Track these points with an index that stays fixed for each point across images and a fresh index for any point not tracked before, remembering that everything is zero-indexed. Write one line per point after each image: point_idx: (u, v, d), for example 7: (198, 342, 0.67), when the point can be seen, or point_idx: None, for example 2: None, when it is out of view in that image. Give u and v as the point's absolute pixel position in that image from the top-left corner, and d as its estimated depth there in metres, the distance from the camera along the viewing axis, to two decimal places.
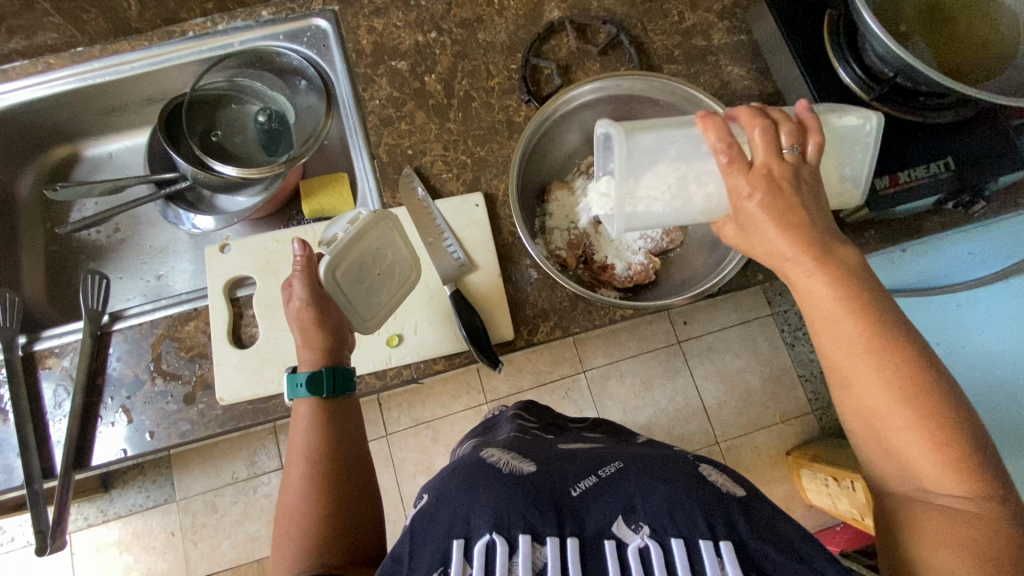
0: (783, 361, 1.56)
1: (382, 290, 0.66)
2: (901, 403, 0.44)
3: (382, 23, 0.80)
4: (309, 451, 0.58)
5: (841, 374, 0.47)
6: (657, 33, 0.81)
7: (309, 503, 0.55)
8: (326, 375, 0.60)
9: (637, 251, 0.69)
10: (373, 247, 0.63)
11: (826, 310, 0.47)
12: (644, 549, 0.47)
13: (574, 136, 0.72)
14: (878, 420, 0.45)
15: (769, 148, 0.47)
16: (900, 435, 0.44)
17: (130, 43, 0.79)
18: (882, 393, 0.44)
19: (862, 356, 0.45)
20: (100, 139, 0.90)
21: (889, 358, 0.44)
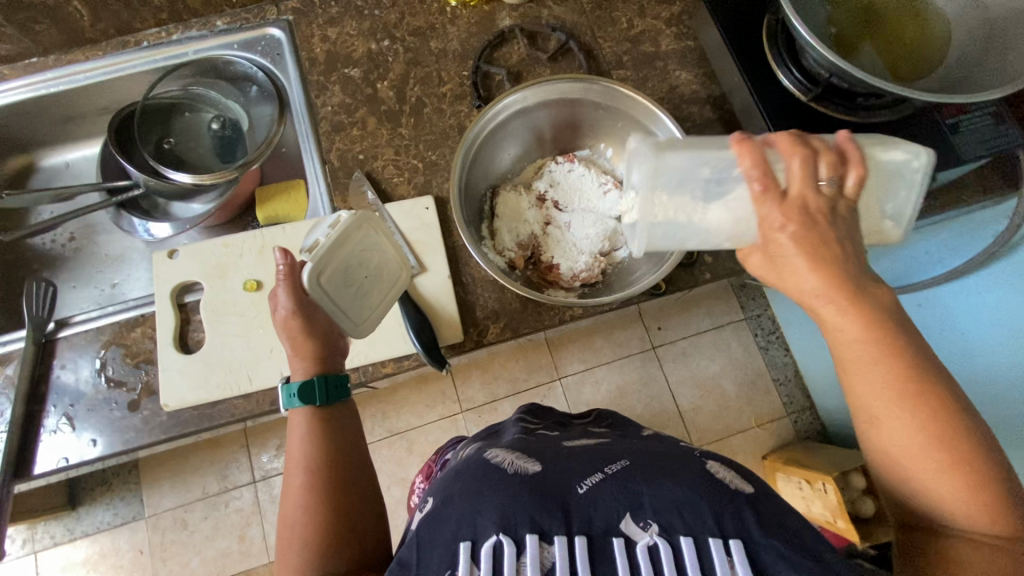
0: (757, 365, 1.56)
1: (372, 291, 0.65)
2: (933, 453, 0.44)
3: (336, 32, 0.81)
4: (307, 463, 0.56)
5: (871, 418, 0.47)
6: (606, 39, 0.82)
7: (311, 512, 0.54)
8: (318, 385, 0.59)
9: (584, 253, 0.69)
10: (360, 247, 0.62)
11: (859, 358, 0.46)
12: (654, 548, 0.45)
13: (523, 137, 0.72)
14: (913, 464, 0.45)
15: (806, 178, 0.47)
16: (929, 481, 0.45)
17: (83, 52, 0.80)
18: (914, 440, 0.45)
19: (894, 402, 0.45)
20: (56, 148, 0.90)
21: (920, 404, 0.45)
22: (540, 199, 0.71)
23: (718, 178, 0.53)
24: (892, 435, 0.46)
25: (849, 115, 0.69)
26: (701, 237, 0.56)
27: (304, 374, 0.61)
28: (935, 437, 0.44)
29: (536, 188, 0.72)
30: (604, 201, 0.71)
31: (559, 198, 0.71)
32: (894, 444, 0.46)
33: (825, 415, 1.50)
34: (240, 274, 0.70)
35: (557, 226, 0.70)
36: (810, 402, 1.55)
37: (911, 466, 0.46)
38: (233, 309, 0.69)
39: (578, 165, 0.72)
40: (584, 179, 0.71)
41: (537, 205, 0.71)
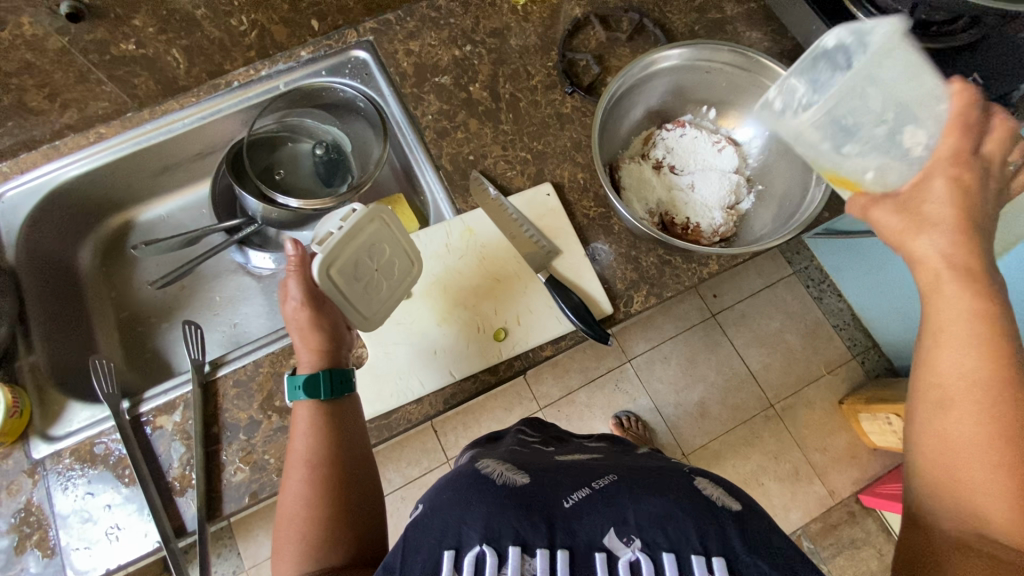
0: (815, 315, 1.61)
1: (383, 284, 0.64)
2: (999, 448, 0.41)
3: (418, 45, 0.84)
4: (307, 457, 0.56)
5: (943, 394, 0.44)
6: (674, 13, 0.86)
7: (308, 508, 0.54)
8: (323, 377, 0.58)
9: (717, 209, 0.72)
10: (370, 240, 0.61)
11: (955, 325, 0.44)
12: (635, 562, 0.46)
13: (636, 110, 0.76)
14: (964, 457, 0.42)
15: (1001, 145, 0.45)
16: (981, 479, 0.41)
17: (178, 102, 0.83)
18: (980, 431, 0.42)
19: (980, 384, 0.42)
20: (150, 203, 0.91)
21: (1008, 402, 0.41)
22: (658, 166, 0.74)
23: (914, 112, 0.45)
24: (960, 417, 0.43)
25: (932, 42, 0.74)
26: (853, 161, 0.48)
27: (311, 368, 0.60)
28: (1007, 439, 0.41)
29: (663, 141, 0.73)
30: (721, 157, 0.75)
31: (674, 162, 0.74)
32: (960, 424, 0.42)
33: (890, 351, 1.55)
34: None
35: (681, 189, 0.73)
36: (872, 341, 1.60)
37: (965, 455, 0.42)
38: (390, 318, 0.70)
39: (689, 129, 0.76)
40: (697, 140, 0.75)
41: (657, 170, 0.74)
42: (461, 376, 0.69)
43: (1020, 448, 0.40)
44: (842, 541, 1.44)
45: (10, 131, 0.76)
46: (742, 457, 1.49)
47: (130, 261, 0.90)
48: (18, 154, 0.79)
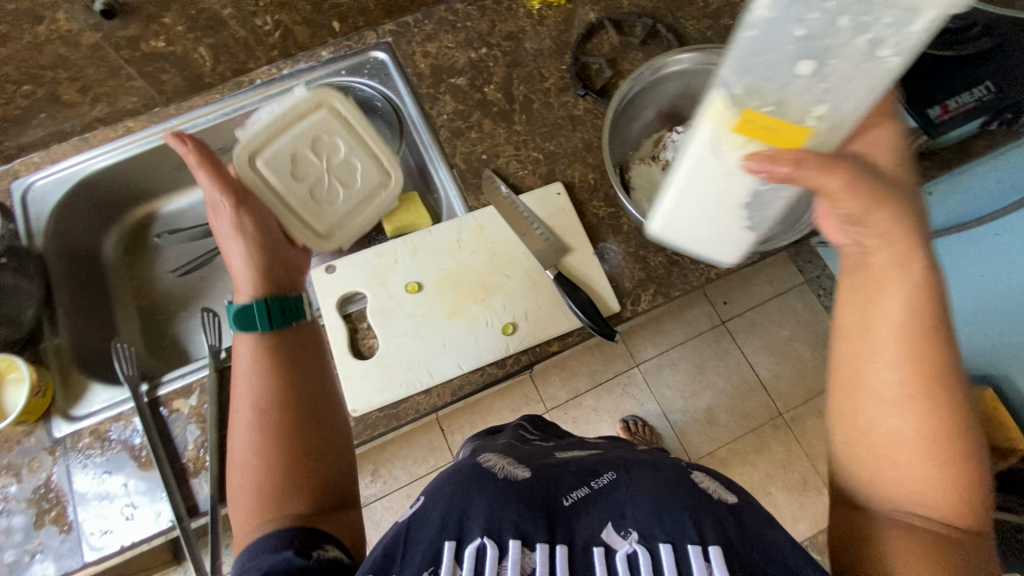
0: (826, 324, 1.60)
1: (336, 196, 0.72)
2: (917, 428, 0.42)
3: (435, 47, 0.86)
4: (252, 399, 0.52)
5: (860, 385, 0.45)
6: (688, 19, 0.87)
7: (257, 453, 0.50)
8: (258, 308, 0.55)
9: None
10: (316, 130, 0.70)
11: (879, 328, 0.44)
12: (632, 555, 0.46)
13: (648, 113, 0.77)
14: (888, 441, 0.43)
15: None
16: (902, 459, 0.43)
17: (203, 97, 0.86)
18: (899, 414, 0.43)
19: (898, 368, 0.43)
20: (172, 194, 0.94)
21: (922, 379, 0.42)
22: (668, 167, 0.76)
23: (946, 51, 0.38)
24: (878, 403, 0.44)
25: (943, 50, 0.76)
26: (797, 97, 0.38)
27: (249, 297, 0.58)
28: (920, 415, 0.42)
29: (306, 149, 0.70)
30: None
31: None
32: (893, 424, 0.43)
33: None
34: (399, 279, 0.73)
35: None
36: None
37: (886, 439, 0.43)
38: (402, 311, 0.72)
39: None
40: None
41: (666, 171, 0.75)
42: (469, 368, 0.70)
43: (929, 425, 0.42)
44: None
45: (42, 123, 0.79)
46: (750, 465, 1.48)
47: (151, 251, 0.93)
48: (50, 145, 0.83)
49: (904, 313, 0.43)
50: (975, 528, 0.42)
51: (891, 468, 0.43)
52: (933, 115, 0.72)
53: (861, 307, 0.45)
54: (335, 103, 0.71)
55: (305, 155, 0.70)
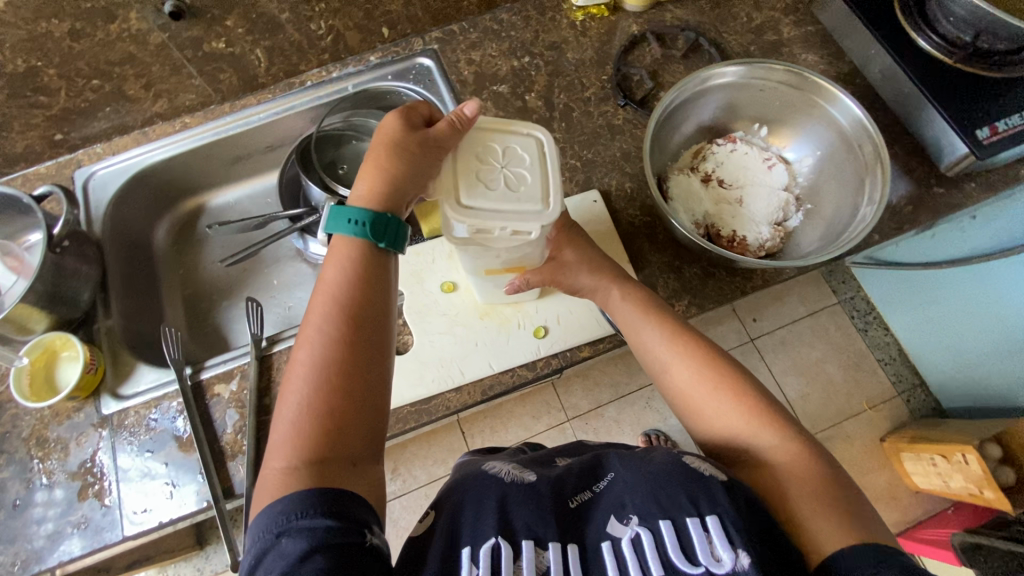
0: (859, 347, 1.56)
1: (494, 191, 0.50)
2: (705, 377, 0.61)
3: (479, 55, 0.88)
4: (335, 311, 0.51)
5: (663, 365, 0.64)
6: (730, 33, 0.88)
7: (324, 369, 0.49)
8: (388, 221, 0.53)
9: (764, 225, 0.73)
10: (511, 144, 0.52)
11: (638, 320, 0.66)
12: (637, 539, 0.49)
13: (690, 123, 0.77)
14: (699, 400, 0.61)
15: None
16: (715, 407, 0.60)
17: (257, 97, 0.89)
18: (690, 373, 0.62)
19: (668, 341, 0.64)
20: (222, 188, 0.98)
21: (684, 339, 0.64)
22: (707, 179, 0.76)
23: (476, 196, 0.50)
24: (676, 372, 0.63)
25: (994, 71, 0.73)
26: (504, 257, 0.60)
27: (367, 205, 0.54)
28: (698, 366, 0.62)
29: (485, 146, 0.52)
30: (772, 175, 0.76)
31: (724, 176, 0.75)
32: (681, 376, 0.63)
33: (938, 391, 1.49)
34: (435, 278, 0.75)
35: (729, 203, 0.74)
36: (919, 379, 1.54)
37: (695, 399, 0.62)
38: (437, 310, 0.74)
39: (741, 145, 0.77)
40: (747, 156, 0.77)
41: (705, 183, 0.75)
42: (499, 369, 0.71)
43: (705, 368, 0.62)
44: None
45: (107, 116, 0.84)
46: None
47: (197, 241, 0.97)
48: (112, 137, 0.88)
49: (651, 316, 0.65)
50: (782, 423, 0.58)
51: (706, 419, 0.61)
52: (981, 137, 0.71)
53: (624, 316, 0.66)
54: (539, 143, 0.53)
55: (489, 147, 0.52)
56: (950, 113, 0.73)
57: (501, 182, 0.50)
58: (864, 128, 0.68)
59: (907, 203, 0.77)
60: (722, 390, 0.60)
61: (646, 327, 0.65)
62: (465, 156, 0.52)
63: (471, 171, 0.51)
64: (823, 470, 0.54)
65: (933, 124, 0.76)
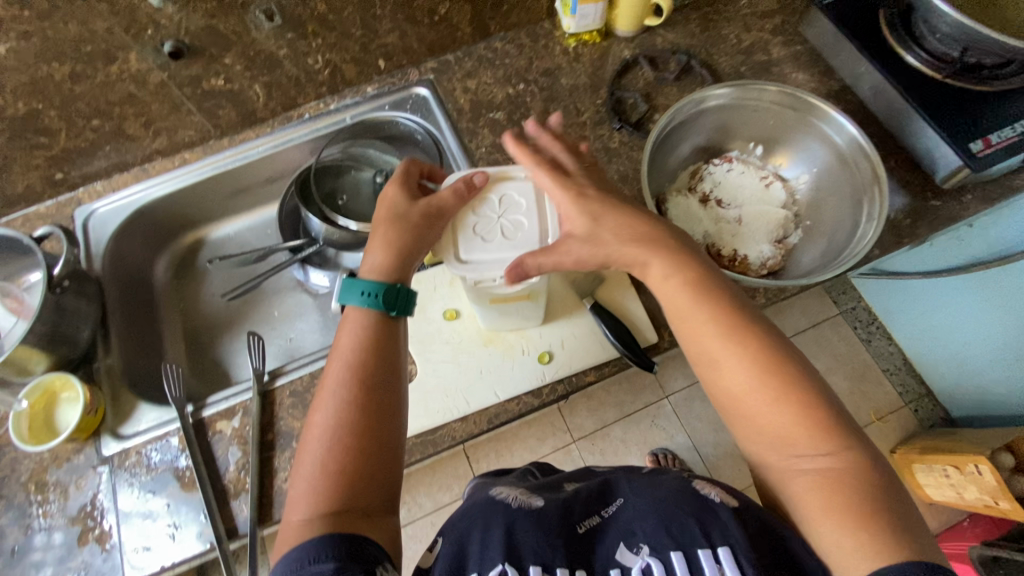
0: (863, 358, 1.55)
1: (493, 242, 0.54)
2: (765, 374, 0.50)
3: (474, 83, 0.89)
4: (351, 369, 0.53)
5: (709, 357, 0.53)
6: (721, 55, 0.89)
7: (342, 426, 0.51)
8: (396, 291, 0.55)
9: (765, 244, 0.73)
10: (508, 193, 0.57)
11: (685, 305, 0.54)
12: (647, 569, 0.48)
13: (685, 145, 0.78)
14: (752, 398, 0.50)
15: None
16: (771, 410, 0.49)
17: (255, 131, 0.90)
18: (746, 367, 0.51)
19: (717, 329, 0.52)
20: (221, 222, 0.98)
21: (738, 329, 0.52)
22: (705, 200, 0.76)
23: (473, 249, 0.55)
24: (726, 365, 0.51)
25: (982, 87, 0.74)
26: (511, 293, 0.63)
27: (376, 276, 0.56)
28: (756, 362, 0.50)
29: (483, 197, 0.56)
30: (769, 193, 0.77)
31: (722, 196, 0.76)
32: (733, 371, 0.51)
33: (946, 400, 1.47)
34: (437, 306, 0.75)
35: (728, 222, 0.74)
36: (926, 389, 1.53)
37: (746, 399, 0.50)
38: (440, 338, 0.73)
39: (736, 165, 0.78)
40: (743, 176, 0.77)
41: (703, 203, 0.76)
42: (505, 397, 0.70)
43: (764, 365, 0.50)
44: None
45: (107, 154, 0.85)
46: None
47: (197, 276, 0.97)
48: (112, 175, 0.88)
49: (701, 300, 0.53)
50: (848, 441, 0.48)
51: (757, 421, 0.50)
52: (974, 150, 0.72)
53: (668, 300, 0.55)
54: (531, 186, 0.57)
55: (487, 200, 0.56)
56: (942, 127, 0.74)
57: (498, 232, 0.55)
58: (858, 145, 0.69)
59: (906, 217, 0.77)
60: (795, 401, 0.49)
61: (710, 322, 0.53)
62: (465, 211, 0.56)
63: (469, 224, 0.55)
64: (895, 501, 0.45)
65: (926, 139, 0.77)
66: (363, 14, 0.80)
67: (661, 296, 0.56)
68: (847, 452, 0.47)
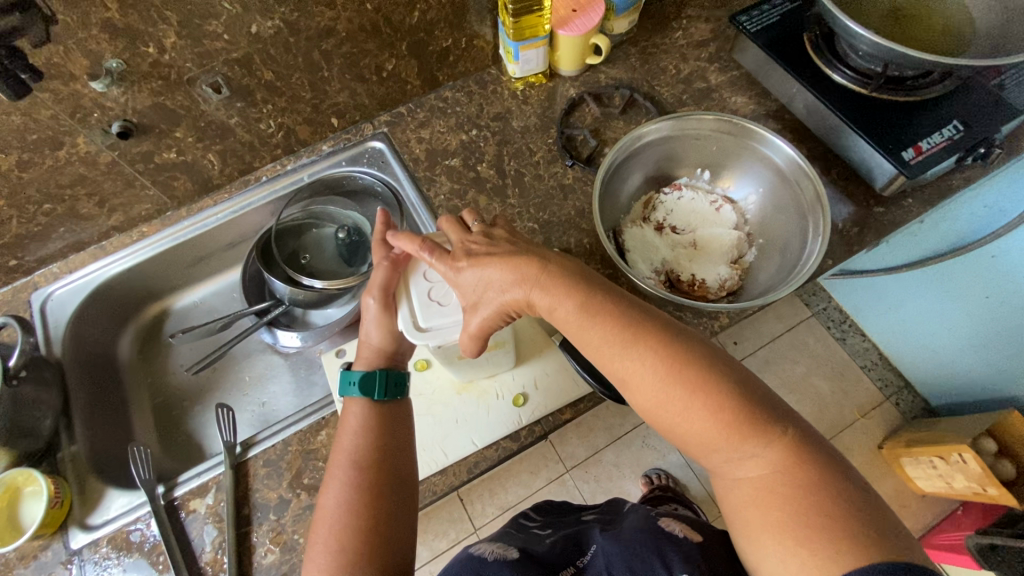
0: (840, 357, 1.58)
1: (449, 306, 0.59)
2: (671, 384, 0.52)
3: (428, 132, 0.91)
4: (354, 455, 0.57)
5: (620, 375, 0.55)
6: (662, 86, 0.93)
7: (350, 512, 0.53)
8: (379, 376, 0.60)
9: (721, 266, 0.75)
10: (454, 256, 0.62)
11: (586, 325, 0.56)
12: None
13: (635, 177, 0.80)
14: (666, 408, 0.52)
15: None
16: (687, 419, 0.51)
17: (213, 198, 0.90)
18: (653, 378, 0.52)
19: (621, 343, 0.54)
20: (185, 290, 0.97)
21: (638, 341, 0.53)
22: (660, 228, 0.78)
23: (431, 316, 0.59)
24: (636, 381, 0.53)
25: (907, 96, 0.78)
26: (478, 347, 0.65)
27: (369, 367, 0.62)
28: (661, 372, 0.52)
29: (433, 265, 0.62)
30: (720, 216, 0.79)
31: (675, 223, 0.78)
32: (643, 385, 0.53)
33: (924, 390, 1.50)
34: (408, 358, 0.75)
35: (685, 248, 0.76)
36: (904, 381, 1.56)
37: (663, 411, 0.53)
38: (413, 390, 0.73)
39: (686, 191, 0.80)
40: (694, 202, 0.79)
41: (659, 232, 0.78)
42: (483, 445, 0.69)
43: (670, 373, 0.52)
44: None
45: (62, 236, 0.84)
46: None
47: (164, 348, 0.95)
48: (68, 255, 0.87)
49: (597, 317, 0.55)
50: (770, 434, 0.49)
51: (680, 430, 0.53)
52: (908, 157, 0.75)
53: (569, 324, 0.56)
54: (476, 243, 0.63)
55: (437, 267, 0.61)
56: (876, 138, 0.77)
57: (451, 295, 0.60)
58: (798, 166, 0.73)
59: (854, 226, 0.80)
60: (716, 417, 0.50)
61: (624, 354, 0.54)
62: (419, 280, 0.61)
63: (425, 292, 0.60)
64: (827, 494, 0.46)
65: (862, 150, 0.80)
66: (312, 77, 0.81)
67: (573, 332, 0.57)
68: (769, 446, 0.49)
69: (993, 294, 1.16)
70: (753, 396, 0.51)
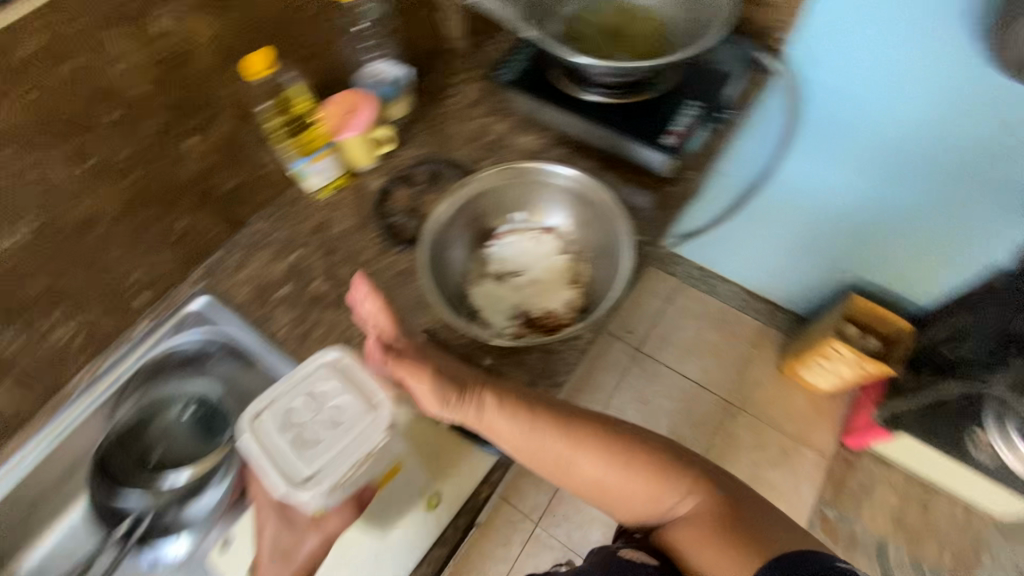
0: (718, 307, 1.73)
1: (327, 442, 0.57)
2: (605, 456, 0.64)
3: (249, 271, 0.87)
4: None
5: (562, 463, 0.64)
6: (458, 149, 0.98)
7: None
8: None
9: (562, 291, 0.81)
10: (316, 386, 0.60)
11: (524, 435, 0.64)
12: None
13: (458, 244, 0.83)
14: (605, 476, 0.64)
15: None
16: (623, 479, 0.64)
17: (24, 435, 0.78)
18: (590, 456, 0.64)
19: (558, 437, 0.64)
20: (27, 549, 0.81)
21: (571, 430, 0.64)
22: (498, 279, 0.83)
23: (311, 460, 0.57)
24: (576, 462, 0.64)
25: (649, 93, 0.91)
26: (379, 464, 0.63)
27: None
28: (594, 449, 0.64)
29: (295, 407, 0.59)
30: (544, 248, 0.85)
31: (509, 269, 0.84)
32: (583, 463, 0.64)
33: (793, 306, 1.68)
34: None
35: (526, 288, 0.82)
36: None
37: (602, 478, 0.64)
38: None
39: (506, 239, 0.85)
40: (517, 245, 0.85)
41: (499, 283, 0.82)
42: None
43: (600, 448, 0.64)
44: (856, 491, 1.49)
45: None
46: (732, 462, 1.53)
47: None
48: None
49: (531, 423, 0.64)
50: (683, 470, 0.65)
51: (620, 491, 0.65)
52: (670, 143, 0.87)
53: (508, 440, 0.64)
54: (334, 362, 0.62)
55: (299, 406, 0.59)
56: (641, 137, 0.88)
57: (324, 430, 0.58)
58: (584, 184, 0.82)
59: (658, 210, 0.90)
60: (645, 472, 0.64)
61: (573, 456, 0.64)
62: (284, 431, 0.58)
63: (295, 440, 0.58)
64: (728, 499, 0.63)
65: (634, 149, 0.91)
66: None
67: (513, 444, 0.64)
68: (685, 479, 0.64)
69: (803, 209, 1.36)
70: (661, 446, 0.67)
